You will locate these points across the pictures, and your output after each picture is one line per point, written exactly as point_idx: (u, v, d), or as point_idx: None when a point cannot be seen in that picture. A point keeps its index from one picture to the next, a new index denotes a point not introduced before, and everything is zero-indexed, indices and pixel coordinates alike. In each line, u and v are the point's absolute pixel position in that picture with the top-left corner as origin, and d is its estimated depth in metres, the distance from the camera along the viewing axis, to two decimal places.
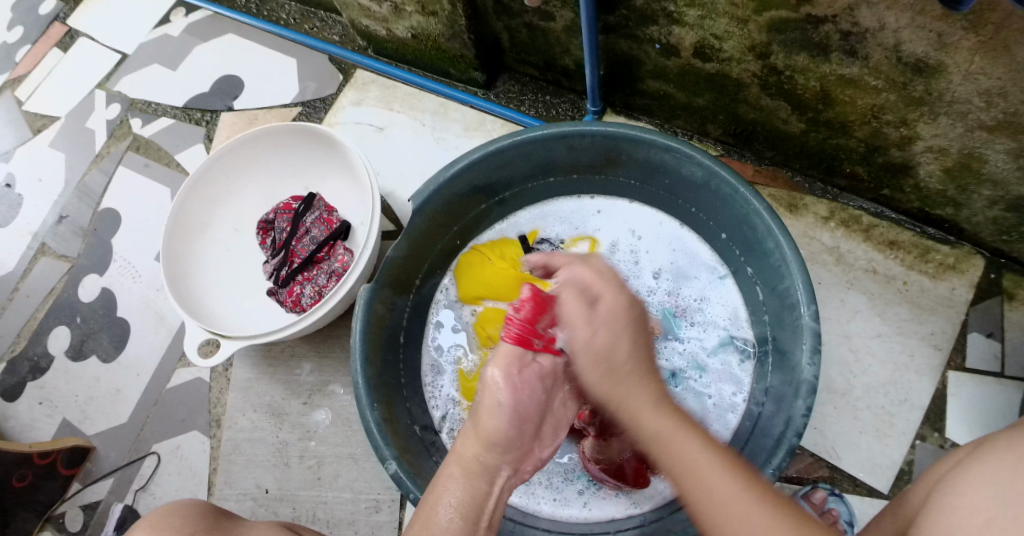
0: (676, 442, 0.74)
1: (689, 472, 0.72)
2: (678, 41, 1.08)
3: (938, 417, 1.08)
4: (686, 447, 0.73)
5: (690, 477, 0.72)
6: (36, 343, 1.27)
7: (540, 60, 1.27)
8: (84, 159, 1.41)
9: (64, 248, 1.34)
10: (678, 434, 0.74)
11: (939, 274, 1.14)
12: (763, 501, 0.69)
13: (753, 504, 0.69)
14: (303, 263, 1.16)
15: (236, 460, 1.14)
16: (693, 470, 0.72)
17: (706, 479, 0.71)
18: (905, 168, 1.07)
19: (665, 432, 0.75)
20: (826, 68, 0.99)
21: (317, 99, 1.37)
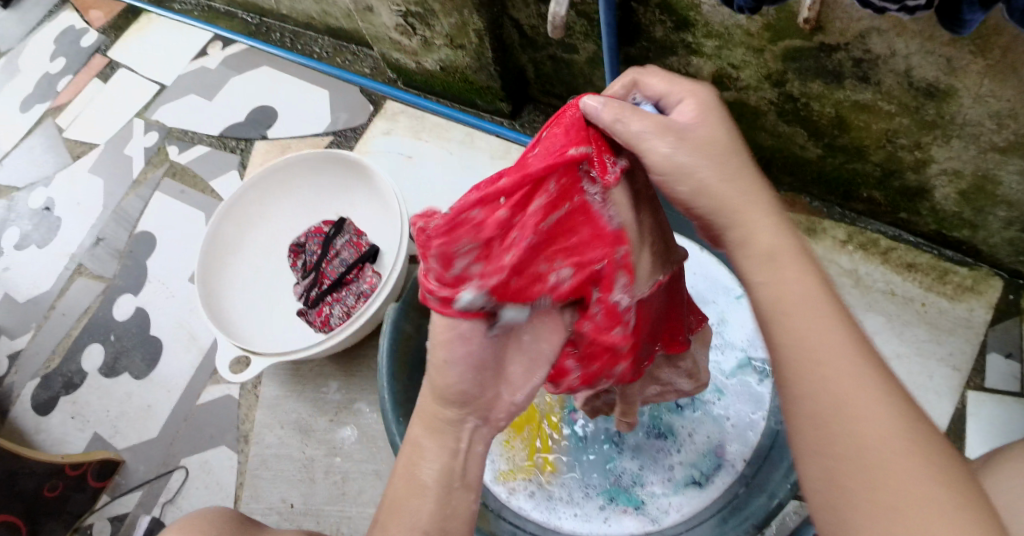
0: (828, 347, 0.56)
1: (832, 389, 0.55)
2: (697, 71, 1.13)
3: (958, 438, 1.08)
4: (841, 363, 0.56)
5: (847, 400, 0.54)
6: (69, 359, 1.31)
7: (563, 91, 1.33)
8: (122, 183, 1.47)
9: (100, 268, 1.39)
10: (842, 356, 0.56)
11: (958, 296, 1.15)
12: (927, 451, 0.52)
13: (918, 440, 0.52)
14: (333, 284, 1.19)
15: (262, 475, 1.15)
16: (835, 386, 0.55)
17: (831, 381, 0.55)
18: (920, 193, 1.10)
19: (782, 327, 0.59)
20: (840, 94, 1.02)
21: (348, 129, 1.43)
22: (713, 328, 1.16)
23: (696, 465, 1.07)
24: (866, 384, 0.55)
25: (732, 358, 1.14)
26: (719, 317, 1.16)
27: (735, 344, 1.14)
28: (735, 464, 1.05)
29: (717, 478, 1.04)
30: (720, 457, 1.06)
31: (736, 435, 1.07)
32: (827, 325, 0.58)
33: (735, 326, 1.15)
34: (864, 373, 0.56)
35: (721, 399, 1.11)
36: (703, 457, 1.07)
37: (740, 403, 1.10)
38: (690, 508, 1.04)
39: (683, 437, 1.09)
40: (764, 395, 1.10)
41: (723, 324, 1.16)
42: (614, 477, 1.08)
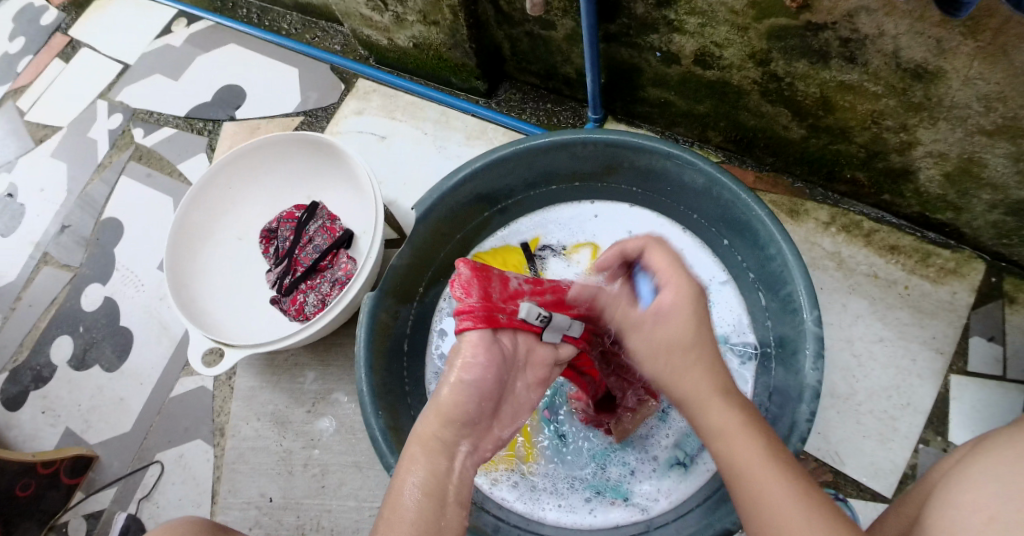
0: (708, 403, 0.76)
1: (727, 438, 0.73)
2: (679, 49, 1.09)
3: (941, 421, 1.09)
4: (740, 439, 0.73)
5: (728, 447, 0.73)
6: (38, 353, 1.27)
7: (541, 69, 1.28)
8: (87, 168, 1.42)
9: (67, 257, 1.34)
10: (733, 425, 0.74)
11: (940, 279, 1.14)
12: (793, 476, 0.70)
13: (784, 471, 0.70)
14: (307, 271, 1.16)
15: (240, 469, 1.14)
16: (723, 435, 0.74)
17: (737, 442, 0.73)
18: (905, 173, 1.08)
19: (707, 399, 0.76)
20: (826, 74, 0.99)
21: (319, 109, 1.38)
22: None
23: (681, 446, 1.05)
24: (745, 443, 0.73)
25: (713, 338, 1.10)
26: None
27: (718, 325, 1.11)
28: None
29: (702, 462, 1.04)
30: None
31: None
32: (721, 391, 0.76)
33: (719, 307, 1.12)
34: (750, 439, 0.73)
35: None
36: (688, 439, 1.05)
37: None
38: (677, 493, 1.03)
39: (669, 418, 1.07)
40: (749, 379, 1.07)
41: None
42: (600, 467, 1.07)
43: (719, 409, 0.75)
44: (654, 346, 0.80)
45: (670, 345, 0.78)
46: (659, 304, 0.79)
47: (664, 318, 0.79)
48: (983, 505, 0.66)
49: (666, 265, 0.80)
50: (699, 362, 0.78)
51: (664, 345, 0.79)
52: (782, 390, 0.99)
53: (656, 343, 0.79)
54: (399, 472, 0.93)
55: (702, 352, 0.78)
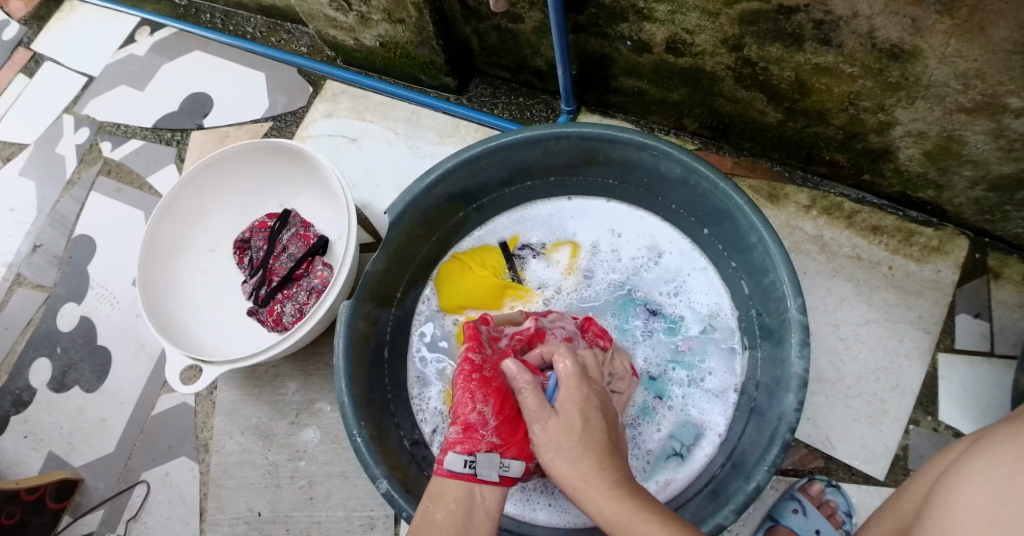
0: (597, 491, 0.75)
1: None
2: (650, 37, 1.06)
3: (930, 401, 1.07)
4: (636, 522, 0.72)
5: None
6: (16, 377, 1.25)
7: (510, 62, 1.25)
8: (56, 185, 1.39)
9: (39, 277, 1.31)
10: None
11: (924, 257, 1.12)
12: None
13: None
14: (282, 281, 1.15)
15: (227, 484, 1.12)
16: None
17: (632, 527, 0.72)
18: (885, 153, 1.06)
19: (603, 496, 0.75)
20: (800, 57, 0.97)
21: (288, 113, 1.35)
22: (674, 297, 1.11)
23: (675, 436, 1.04)
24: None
25: (696, 325, 1.09)
26: (682, 286, 1.11)
27: (698, 310, 1.10)
28: (714, 433, 1.03)
29: (697, 451, 1.03)
30: (700, 427, 1.04)
31: (709, 408, 1.05)
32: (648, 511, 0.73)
33: (697, 295, 1.11)
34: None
35: (685, 371, 1.07)
36: (681, 428, 1.04)
37: (711, 372, 1.06)
38: (676, 483, 1.01)
39: (658, 412, 1.05)
40: (736, 365, 1.06)
41: (685, 293, 1.11)
42: None
43: (605, 497, 0.74)
44: (556, 432, 0.81)
45: (547, 444, 0.81)
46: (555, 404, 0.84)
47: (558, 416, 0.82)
48: (978, 507, 0.65)
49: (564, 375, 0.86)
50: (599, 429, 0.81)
51: (549, 441, 0.81)
52: (769, 380, 0.98)
53: (550, 433, 0.81)
54: (386, 482, 0.91)
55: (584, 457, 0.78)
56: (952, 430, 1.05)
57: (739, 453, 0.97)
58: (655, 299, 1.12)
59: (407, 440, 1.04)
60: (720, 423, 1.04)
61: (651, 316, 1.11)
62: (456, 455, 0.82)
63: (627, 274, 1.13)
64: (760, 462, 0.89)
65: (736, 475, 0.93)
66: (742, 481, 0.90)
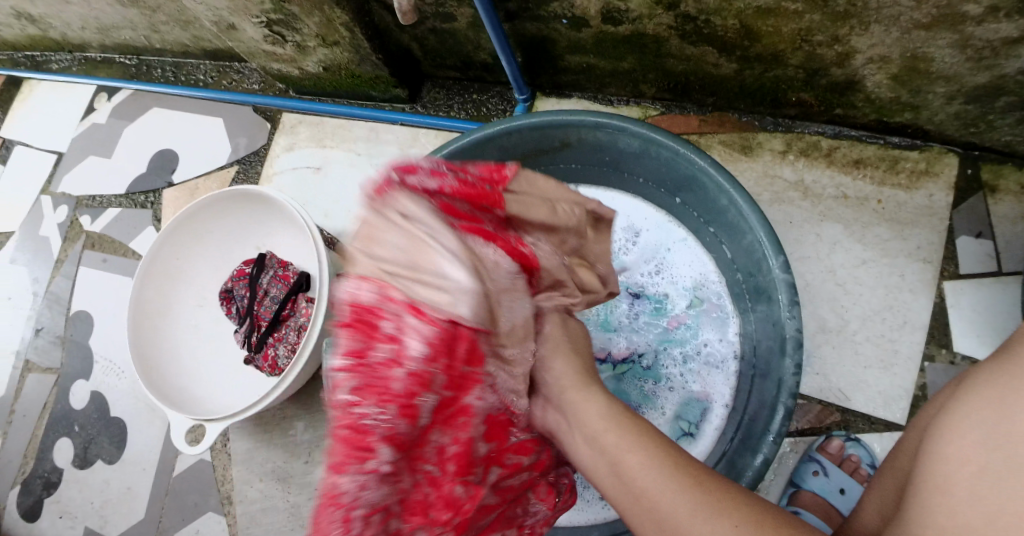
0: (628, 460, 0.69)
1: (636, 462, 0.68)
2: (583, 12, 1.00)
3: (943, 332, 1.03)
4: (637, 462, 0.68)
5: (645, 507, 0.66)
6: (43, 460, 1.29)
7: (456, 61, 1.19)
8: (45, 268, 1.41)
9: (47, 360, 1.34)
10: (658, 477, 0.67)
11: (913, 183, 1.06)
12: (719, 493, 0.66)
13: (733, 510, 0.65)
14: (271, 325, 1.14)
15: (256, 532, 1.14)
16: (620, 462, 0.69)
17: (636, 466, 0.68)
18: (851, 84, 1.01)
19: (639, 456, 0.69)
20: (739, 3, 0.92)
21: (251, 153, 1.33)
22: (658, 275, 1.06)
23: (681, 417, 1.00)
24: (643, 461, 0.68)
25: (683, 300, 1.04)
26: (663, 262, 1.06)
27: (683, 282, 1.05)
28: (720, 407, 0.99)
29: (707, 426, 0.99)
30: (705, 402, 1.00)
31: (711, 382, 1.01)
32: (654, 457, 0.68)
33: (680, 267, 1.05)
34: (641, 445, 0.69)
35: (680, 347, 1.03)
36: (685, 407, 1.01)
37: (708, 344, 1.02)
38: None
39: (661, 397, 1.01)
40: (732, 332, 1.02)
41: (668, 270, 1.06)
42: None
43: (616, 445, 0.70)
44: (554, 389, 0.75)
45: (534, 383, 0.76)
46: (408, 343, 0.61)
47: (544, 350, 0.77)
48: (968, 454, 0.61)
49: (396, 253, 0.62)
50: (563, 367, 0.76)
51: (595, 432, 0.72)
52: (767, 343, 0.94)
53: (550, 415, 0.75)
54: None
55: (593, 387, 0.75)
56: (970, 360, 1.01)
57: (744, 428, 0.94)
58: (637, 281, 1.07)
59: None
60: (725, 397, 1.00)
61: (636, 299, 1.05)
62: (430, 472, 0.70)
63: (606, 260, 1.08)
64: (765, 433, 0.86)
65: (745, 448, 0.90)
66: (750, 455, 0.87)
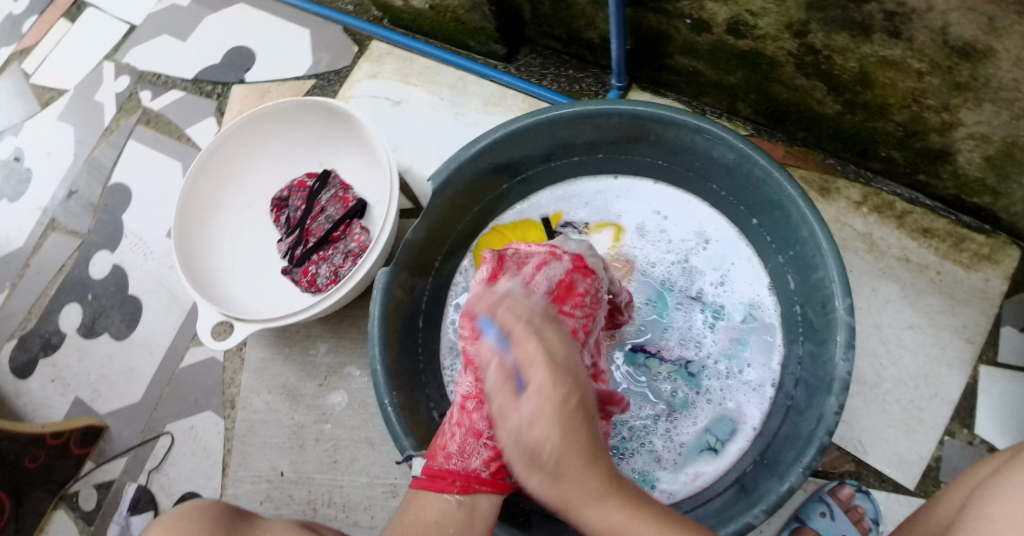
0: (584, 498, 0.63)
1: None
2: (711, 17, 1.01)
3: (968, 412, 1.05)
4: (592, 506, 0.63)
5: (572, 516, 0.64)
6: (47, 321, 1.26)
7: (563, 33, 1.16)
8: (94, 133, 1.37)
9: (73, 224, 1.31)
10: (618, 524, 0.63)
11: (974, 265, 1.09)
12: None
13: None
14: (319, 242, 1.12)
15: (252, 442, 1.12)
16: (612, 534, 0.63)
17: (592, 510, 0.63)
18: (943, 155, 1.03)
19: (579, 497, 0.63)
20: (867, 48, 0.94)
21: (331, 72, 1.29)
22: (716, 289, 1.07)
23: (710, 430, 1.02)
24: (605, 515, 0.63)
25: (737, 317, 1.06)
26: (724, 277, 1.07)
27: (740, 301, 1.06)
28: (751, 429, 1.01)
29: (733, 444, 1.00)
30: (736, 421, 1.02)
31: (747, 403, 1.02)
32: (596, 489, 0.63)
33: (740, 286, 1.07)
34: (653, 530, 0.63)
35: (723, 362, 1.04)
36: (716, 421, 1.02)
37: (750, 366, 1.04)
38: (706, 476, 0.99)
39: (696, 406, 1.03)
40: (775, 359, 1.03)
41: (726, 285, 1.07)
42: (623, 458, 1.02)
43: (593, 505, 0.63)
44: (523, 446, 0.64)
45: (529, 442, 0.63)
46: (526, 391, 0.66)
47: (535, 418, 0.64)
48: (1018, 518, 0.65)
49: (533, 352, 0.68)
50: (581, 433, 0.64)
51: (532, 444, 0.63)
52: (810, 379, 0.95)
53: (523, 439, 0.64)
54: (413, 454, 0.91)
55: (566, 454, 0.63)
56: (987, 445, 1.03)
57: (771, 454, 0.95)
58: (695, 289, 1.08)
59: (435, 412, 1.02)
60: (755, 421, 1.01)
61: (693, 304, 1.07)
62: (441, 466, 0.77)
63: (670, 259, 1.09)
64: (795, 463, 0.87)
65: (769, 473, 0.92)
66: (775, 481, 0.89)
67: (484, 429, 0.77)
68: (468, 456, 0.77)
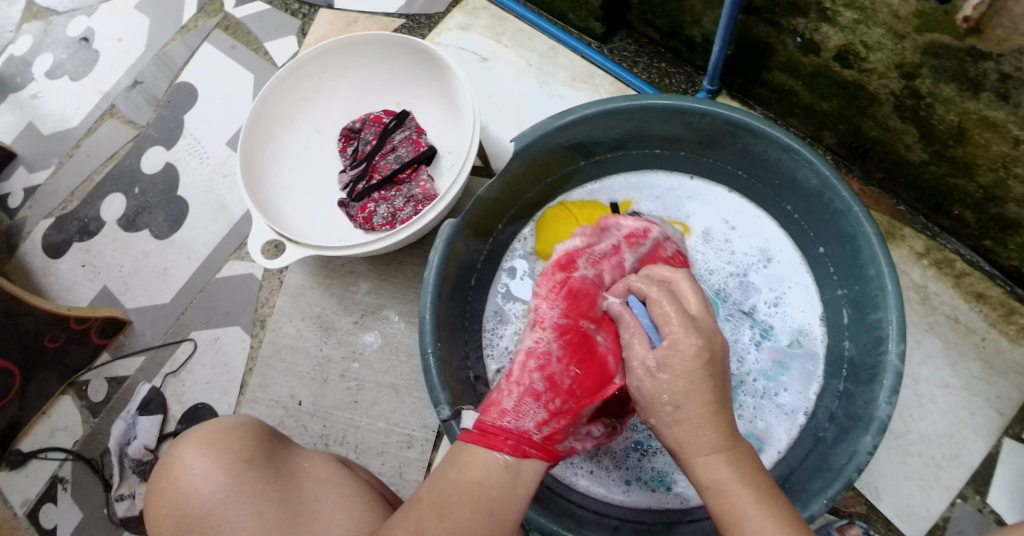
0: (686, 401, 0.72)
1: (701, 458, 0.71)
2: (823, 40, 1.01)
3: (984, 480, 1.05)
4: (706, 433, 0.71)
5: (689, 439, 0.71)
6: (88, 206, 1.25)
7: (665, 25, 1.15)
8: (170, 28, 1.35)
9: (133, 114, 1.30)
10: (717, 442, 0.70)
11: (1019, 338, 1.08)
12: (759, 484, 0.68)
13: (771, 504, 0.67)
14: (382, 181, 1.10)
15: (275, 365, 1.11)
16: (698, 433, 0.71)
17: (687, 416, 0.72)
18: (1016, 225, 1.04)
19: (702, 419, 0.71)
20: (971, 105, 0.94)
21: (423, 15, 1.28)
22: (768, 308, 1.07)
23: None
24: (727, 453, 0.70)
25: (783, 339, 1.06)
26: (778, 299, 1.07)
27: (790, 324, 1.06)
28: (777, 451, 1.01)
29: None
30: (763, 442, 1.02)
31: (778, 426, 1.02)
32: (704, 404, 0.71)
33: (793, 310, 1.07)
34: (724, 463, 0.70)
35: (762, 382, 1.04)
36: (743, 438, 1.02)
37: (788, 390, 1.04)
38: None
39: None
40: (813, 388, 1.03)
41: (779, 306, 1.07)
42: (645, 454, 1.02)
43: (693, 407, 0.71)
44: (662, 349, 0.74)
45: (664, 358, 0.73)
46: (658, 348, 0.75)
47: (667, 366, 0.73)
48: None
49: (670, 314, 0.75)
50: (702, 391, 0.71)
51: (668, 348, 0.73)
52: (846, 416, 0.96)
53: (644, 392, 0.75)
54: (446, 409, 0.90)
55: (689, 410, 0.71)
56: (996, 516, 1.04)
57: (793, 481, 0.95)
58: (747, 304, 1.08)
59: (471, 372, 1.02)
60: (781, 445, 1.01)
61: (743, 319, 1.07)
62: (502, 413, 0.78)
63: (729, 270, 1.09)
64: (819, 494, 0.88)
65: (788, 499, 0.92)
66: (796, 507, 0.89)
67: (542, 390, 0.79)
68: (522, 415, 0.78)
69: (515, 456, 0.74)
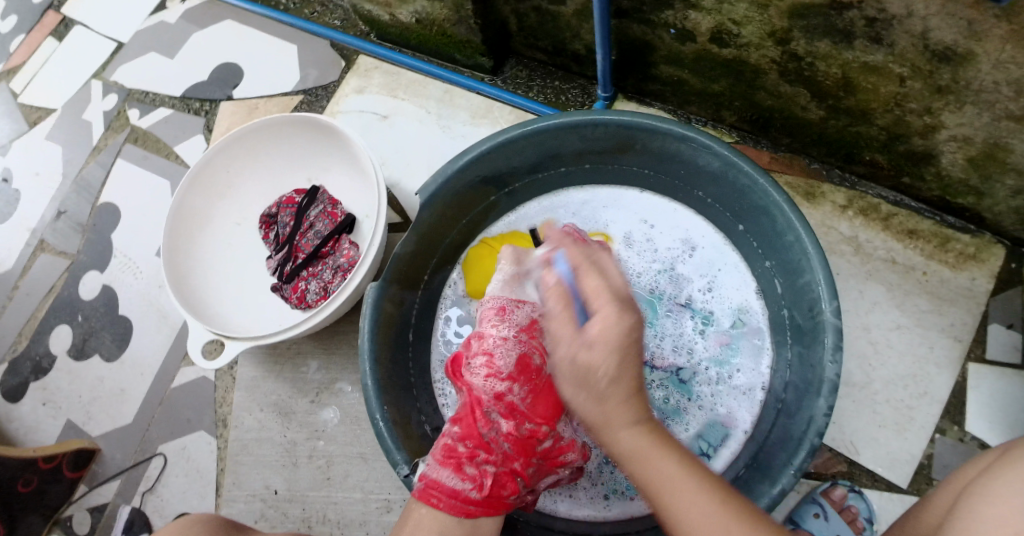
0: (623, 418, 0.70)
1: (637, 455, 0.70)
2: (694, 26, 1.02)
3: (958, 411, 1.05)
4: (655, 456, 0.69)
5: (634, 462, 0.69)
6: (38, 343, 1.26)
7: (549, 45, 1.17)
8: (82, 151, 1.37)
9: (63, 244, 1.31)
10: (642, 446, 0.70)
11: (960, 264, 1.09)
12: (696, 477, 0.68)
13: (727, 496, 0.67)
14: (308, 258, 1.11)
15: (244, 460, 1.12)
16: (634, 454, 0.70)
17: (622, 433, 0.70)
18: (927, 157, 1.03)
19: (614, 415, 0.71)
20: (849, 55, 0.95)
21: (319, 87, 1.29)
22: (703, 295, 1.08)
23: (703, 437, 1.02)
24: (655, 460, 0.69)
25: (725, 321, 1.06)
26: (710, 283, 1.08)
27: (728, 306, 1.07)
28: (743, 433, 1.01)
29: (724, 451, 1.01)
30: (728, 427, 1.02)
31: (738, 408, 1.03)
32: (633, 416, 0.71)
33: (728, 290, 1.07)
34: (663, 455, 0.69)
35: (713, 368, 1.05)
36: (708, 428, 1.02)
37: (740, 370, 1.04)
38: None
39: (688, 413, 1.03)
40: (765, 362, 1.04)
41: (714, 291, 1.08)
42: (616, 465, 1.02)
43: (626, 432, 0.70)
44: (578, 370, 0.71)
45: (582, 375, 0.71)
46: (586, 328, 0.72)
47: (594, 347, 0.70)
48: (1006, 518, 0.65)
49: (599, 292, 0.74)
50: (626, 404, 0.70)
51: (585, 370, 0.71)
52: (800, 383, 0.95)
53: (579, 365, 0.71)
54: (407, 468, 0.90)
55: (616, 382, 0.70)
56: (978, 441, 1.04)
57: (762, 458, 0.95)
58: (681, 296, 1.09)
59: (428, 425, 1.03)
60: (745, 425, 1.02)
61: (682, 311, 1.08)
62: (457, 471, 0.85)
63: (656, 268, 1.10)
64: (786, 467, 0.87)
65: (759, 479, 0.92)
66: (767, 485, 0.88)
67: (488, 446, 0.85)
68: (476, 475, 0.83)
69: (457, 515, 0.79)
